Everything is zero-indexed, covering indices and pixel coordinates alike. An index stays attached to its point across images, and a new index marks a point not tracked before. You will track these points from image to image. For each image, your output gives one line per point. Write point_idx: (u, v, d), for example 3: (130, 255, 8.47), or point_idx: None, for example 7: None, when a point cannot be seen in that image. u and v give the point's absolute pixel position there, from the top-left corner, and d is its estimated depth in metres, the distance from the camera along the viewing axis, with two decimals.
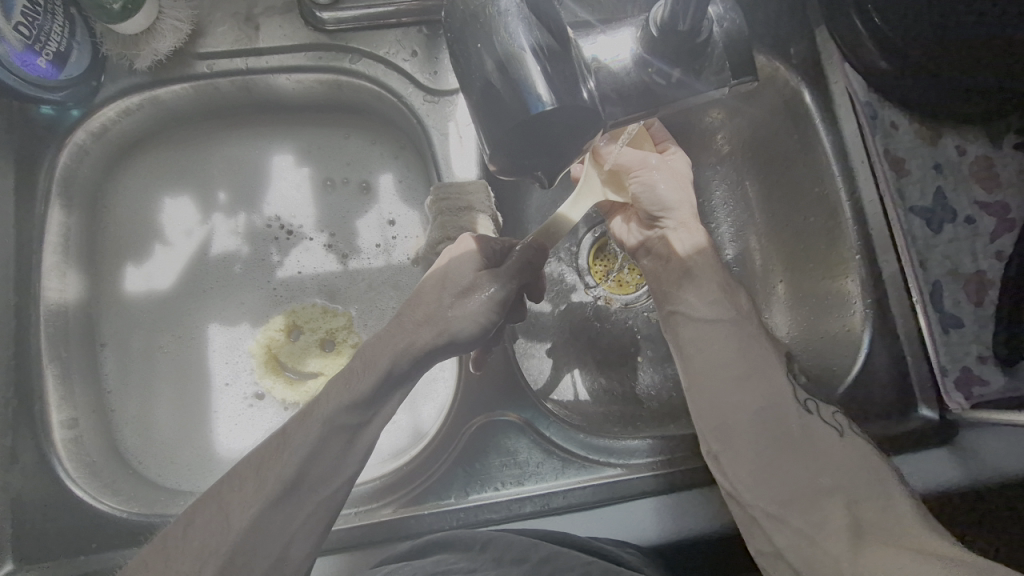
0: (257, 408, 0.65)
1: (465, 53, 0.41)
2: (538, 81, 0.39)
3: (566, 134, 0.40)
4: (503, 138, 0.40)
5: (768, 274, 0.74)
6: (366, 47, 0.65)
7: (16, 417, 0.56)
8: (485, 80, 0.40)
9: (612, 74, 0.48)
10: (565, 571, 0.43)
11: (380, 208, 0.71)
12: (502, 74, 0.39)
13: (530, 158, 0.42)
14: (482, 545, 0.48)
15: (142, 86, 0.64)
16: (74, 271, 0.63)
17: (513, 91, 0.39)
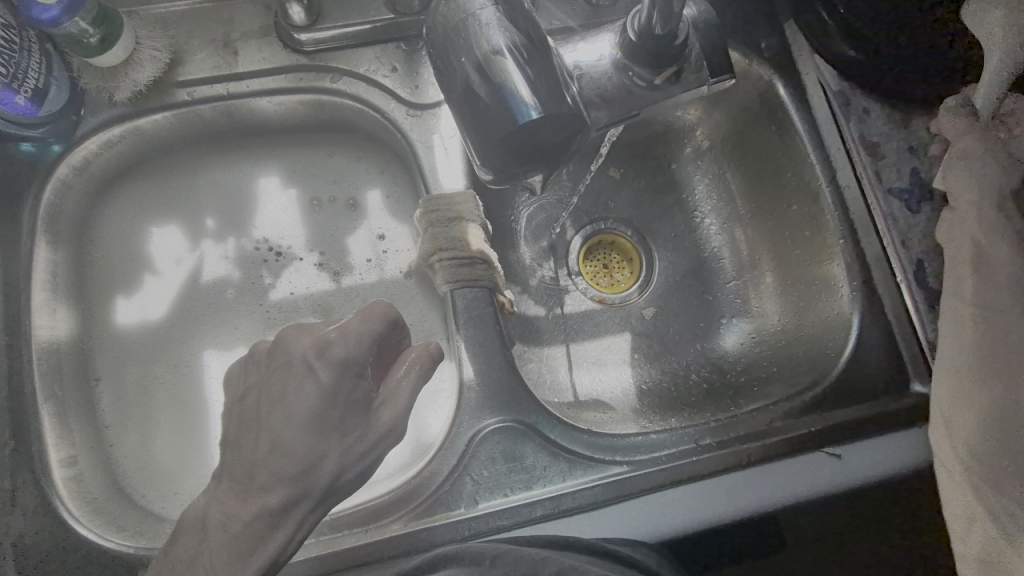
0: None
1: (448, 65, 0.42)
2: (522, 88, 0.40)
3: (555, 138, 0.41)
4: (493, 147, 0.41)
5: (756, 264, 0.78)
6: (346, 66, 0.66)
7: (13, 459, 0.55)
8: (471, 91, 0.41)
9: (593, 80, 0.50)
10: None
11: (369, 224, 0.71)
12: (486, 84, 0.40)
13: (520, 165, 0.42)
14: (492, 559, 0.48)
15: (124, 117, 0.63)
16: (65, 306, 0.62)
17: (498, 100, 0.40)
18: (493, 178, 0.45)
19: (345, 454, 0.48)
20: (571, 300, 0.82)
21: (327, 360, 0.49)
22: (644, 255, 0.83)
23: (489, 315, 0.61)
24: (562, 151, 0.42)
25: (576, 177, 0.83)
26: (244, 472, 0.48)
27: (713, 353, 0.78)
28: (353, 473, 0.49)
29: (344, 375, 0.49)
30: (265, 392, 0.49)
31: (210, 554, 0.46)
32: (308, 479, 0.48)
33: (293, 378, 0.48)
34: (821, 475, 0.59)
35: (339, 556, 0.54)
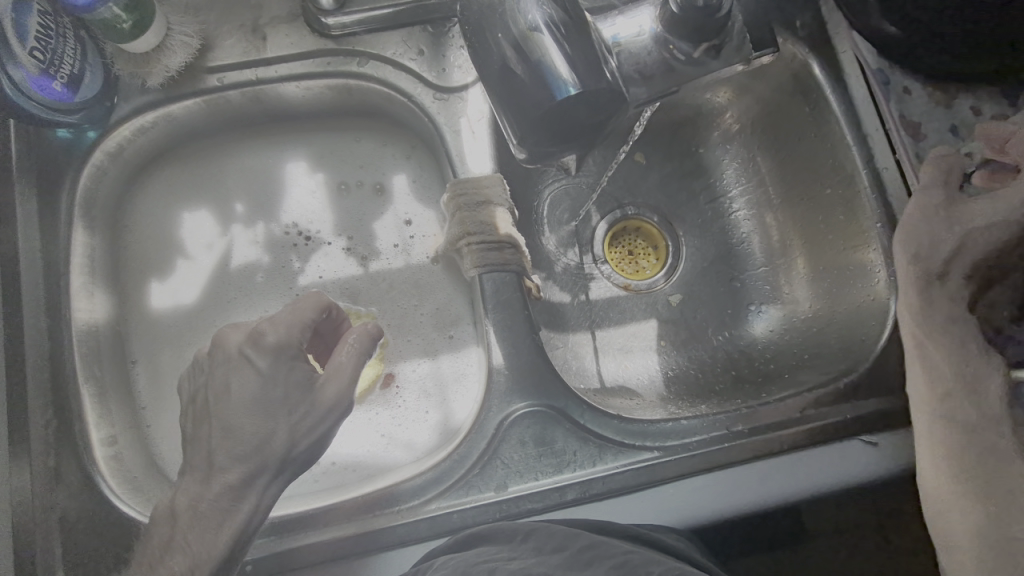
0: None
1: (483, 42, 0.41)
2: (560, 63, 0.39)
3: (592, 115, 0.41)
4: (529, 125, 0.41)
5: (787, 249, 0.77)
6: (372, 50, 0.66)
7: (54, 438, 0.56)
8: (507, 67, 0.40)
9: (633, 55, 0.49)
10: (607, 558, 0.44)
11: (396, 209, 0.72)
12: (522, 60, 0.40)
13: (556, 145, 0.42)
14: (526, 536, 0.49)
15: (156, 103, 0.64)
16: (101, 290, 0.63)
17: (536, 76, 0.39)
18: (528, 157, 0.44)
19: (293, 429, 0.50)
20: (597, 287, 0.82)
21: (261, 350, 0.51)
22: (670, 240, 0.84)
23: (517, 299, 0.61)
24: (602, 129, 0.41)
25: (602, 165, 0.83)
26: (224, 433, 0.50)
27: (738, 339, 0.78)
28: (302, 447, 0.51)
29: (280, 360, 0.51)
30: (211, 385, 0.52)
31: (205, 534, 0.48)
32: (265, 452, 0.50)
33: (233, 370, 0.51)
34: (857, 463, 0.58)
35: (371, 536, 0.55)
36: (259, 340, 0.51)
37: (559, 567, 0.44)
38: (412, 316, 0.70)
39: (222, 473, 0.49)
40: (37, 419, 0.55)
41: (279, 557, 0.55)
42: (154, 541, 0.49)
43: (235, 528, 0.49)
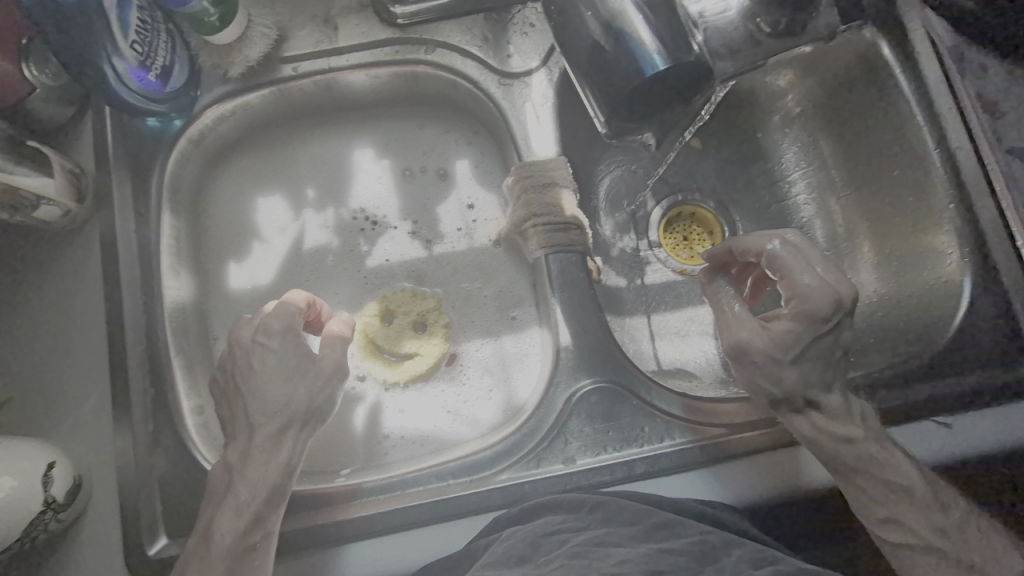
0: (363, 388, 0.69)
1: (568, 22, 0.43)
2: (648, 38, 0.41)
3: (678, 89, 0.42)
4: (615, 101, 0.42)
5: (852, 234, 0.76)
6: (438, 38, 0.67)
7: (151, 407, 0.60)
8: (594, 46, 0.42)
9: (718, 28, 0.54)
10: (684, 537, 0.47)
11: (458, 194, 0.73)
12: (609, 37, 0.42)
13: (639, 122, 0.44)
14: (591, 506, 0.51)
15: (235, 92, 0.67)
16: (186, 270, 0.67)
17: (624, 51, 0.41)
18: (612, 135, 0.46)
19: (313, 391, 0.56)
20: (653, 271, 0.83)
21: (273, 334, 0.57)
22: (726, 225, 0.83)
23: (583, 280, 0.62)
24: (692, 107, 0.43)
25: (660, 154, 0.84)
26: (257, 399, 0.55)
27: None
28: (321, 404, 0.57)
29: (290, 339, 0.57)
30: (237, 363, 0.57)
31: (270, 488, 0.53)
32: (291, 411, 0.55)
33: (253, 351, 0.57)
34: (923, 445, 0.58)
35: (445, 504, 0.57)
36: (267, 329, 0.57)
37: (630, 538, 0.47)
38: (475, 298, 0.71)
39: (260, 428, 0.55)
40: (137, 388, 0.59)
41: (354, 520, 0.57)
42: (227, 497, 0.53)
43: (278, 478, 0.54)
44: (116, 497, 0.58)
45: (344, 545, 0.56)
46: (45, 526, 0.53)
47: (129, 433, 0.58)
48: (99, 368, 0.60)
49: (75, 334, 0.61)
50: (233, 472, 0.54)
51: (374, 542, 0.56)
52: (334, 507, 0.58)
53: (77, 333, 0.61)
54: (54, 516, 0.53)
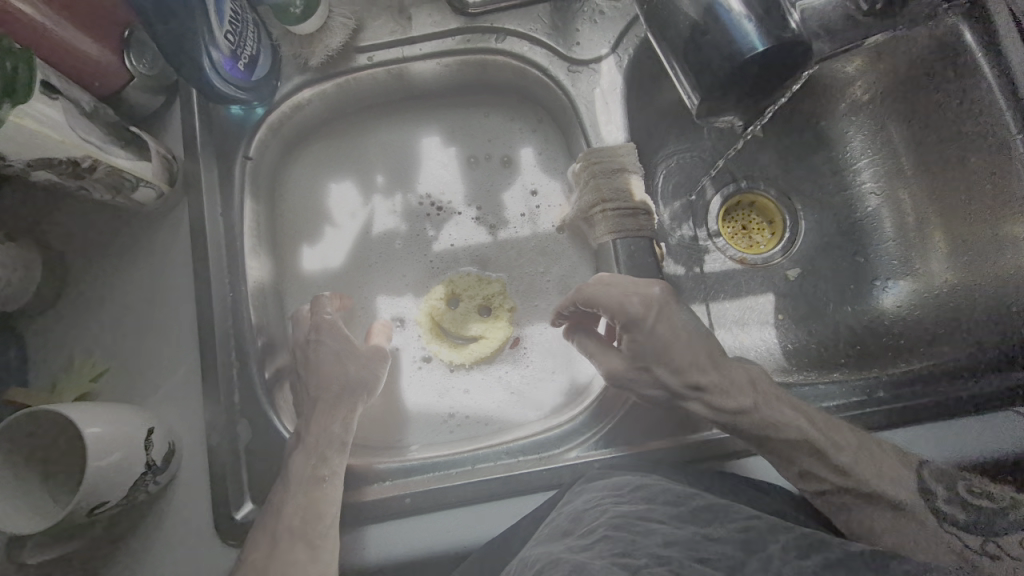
0: (428, 372, 0.71)
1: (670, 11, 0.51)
2: (746, 23, 0.48)
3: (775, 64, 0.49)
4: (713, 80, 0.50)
5: (924, 222, 0.74)
6: (509, 26, 0.69)
7: (236, 380, 0.62)
8: (698, 31, 0.50)
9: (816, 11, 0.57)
10: (729, 524, 0.48)
11: (522, 180, 0.75)
12: (711, 24, 0.49)
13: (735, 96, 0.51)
14: (637, 488, 0.53)
15: (313, 81, 0.69)
16: (264, 252, 0.70)
17: (724, 34, 0.48)
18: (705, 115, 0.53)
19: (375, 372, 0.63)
20: (712, 260, 0.83)
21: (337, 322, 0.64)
22: (788, 215, 0.84)
23: (651, 266, 0.63)
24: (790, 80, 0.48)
25: (727, 143, 0.84)
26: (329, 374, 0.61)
27: (864, 315, 0.78)
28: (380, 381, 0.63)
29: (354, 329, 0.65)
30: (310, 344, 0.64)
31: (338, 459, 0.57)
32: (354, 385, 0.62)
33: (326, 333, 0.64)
34: (968, 438, 0.60)
35: (516, 480, 0.59)
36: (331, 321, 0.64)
37: (674, 518, 0.49)
38: (539, 283, 0.73)
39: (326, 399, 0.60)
40: (223, 361, 0.62)
41: (427, 494, 0.58)
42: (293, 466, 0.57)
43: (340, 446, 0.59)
44: (205, 463, 0.61)
45: (415, 514, 0.58)
46: (143, 488, 0.56)
47: (216, 404, 0.61)
48: (188, 342, 0.63)
49: (167, 310, 0.64)
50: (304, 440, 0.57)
51: (433, 518, 0.58)
52: (396, 486, 0.60)
53: (169, 308, 0.64)
54: (152, 477, 0.57)
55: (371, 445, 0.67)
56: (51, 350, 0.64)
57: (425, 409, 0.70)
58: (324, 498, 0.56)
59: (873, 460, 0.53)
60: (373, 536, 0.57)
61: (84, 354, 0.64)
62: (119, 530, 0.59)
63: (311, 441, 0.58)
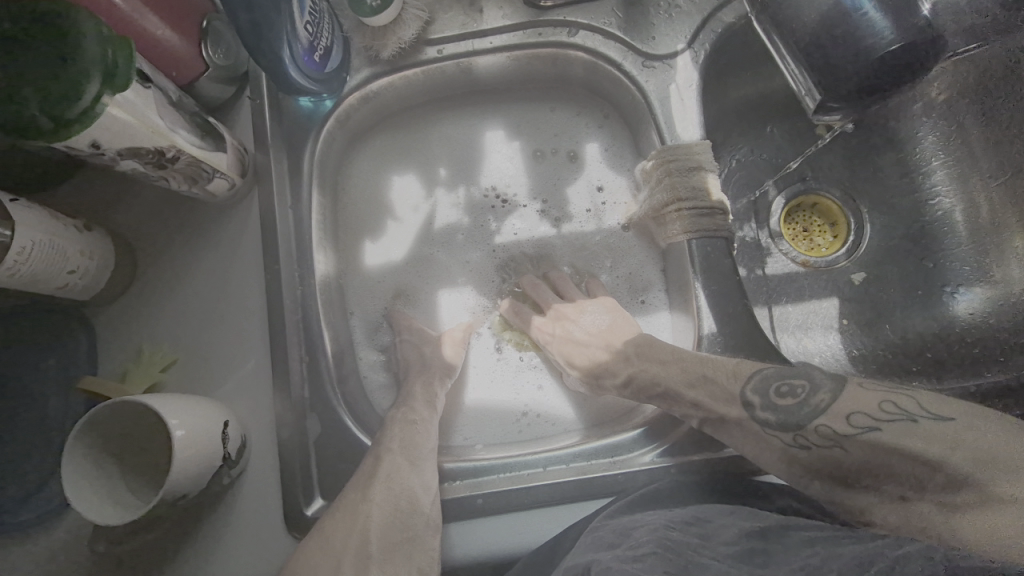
0: (503, 365, 0.70)
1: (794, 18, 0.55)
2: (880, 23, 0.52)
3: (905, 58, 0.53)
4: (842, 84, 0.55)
5: (999, 227, 0.71)
6: (583, 20, 0.67)
7: (306, 374, 0.62)
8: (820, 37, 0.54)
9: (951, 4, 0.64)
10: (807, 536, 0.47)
11: (588, 175, 0.73)
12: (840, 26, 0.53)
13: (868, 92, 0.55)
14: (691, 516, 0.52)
15: (382, 74, 0.68)
16: (329, 244, 0.69)
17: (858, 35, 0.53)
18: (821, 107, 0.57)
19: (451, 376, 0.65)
20: (773, 262, 0.81)
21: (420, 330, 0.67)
22: (852, 218, 0.82)
23: (729, 268, 0.62)
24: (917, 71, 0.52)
25: (797, 148, 0.82)
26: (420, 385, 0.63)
27: (933, 322, 0.75)
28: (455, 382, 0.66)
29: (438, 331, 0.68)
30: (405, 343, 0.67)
31: (414, 461, 0.57)
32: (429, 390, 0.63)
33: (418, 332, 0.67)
34: None
35: (589, 482, 0.58)
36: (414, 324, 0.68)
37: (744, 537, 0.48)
38: (603, 280, 0.72)
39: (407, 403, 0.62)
40: (293, 355, 0.62)
41: (499, 494, 0.58)
42: (391, 435, 0.58)
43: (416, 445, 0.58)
44: (274, 457, 0.60)
45: (489, 515, 0.57)
46: (220, 479, 0.57)
47: (286, 398, 0.61)
48: (257, 334, 0.63)
49: (236, 302, 0.63)
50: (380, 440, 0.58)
51: (507, 520, 0.57)
52: (466, 486, 0.59)
53: (238, 301, 0.63)
54: (228, 470, 0.57)
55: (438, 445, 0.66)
56: (120, 339, 0.63)
57: (488, 407, 0.68)
58: (408, 495, 0.55)
59: (714, 393, 0.55)
60: (446, 534, 0.57)
61: (153, 345, 0.63)
62: (187, 524, 0.59)
63: (398, 431, 0.59)
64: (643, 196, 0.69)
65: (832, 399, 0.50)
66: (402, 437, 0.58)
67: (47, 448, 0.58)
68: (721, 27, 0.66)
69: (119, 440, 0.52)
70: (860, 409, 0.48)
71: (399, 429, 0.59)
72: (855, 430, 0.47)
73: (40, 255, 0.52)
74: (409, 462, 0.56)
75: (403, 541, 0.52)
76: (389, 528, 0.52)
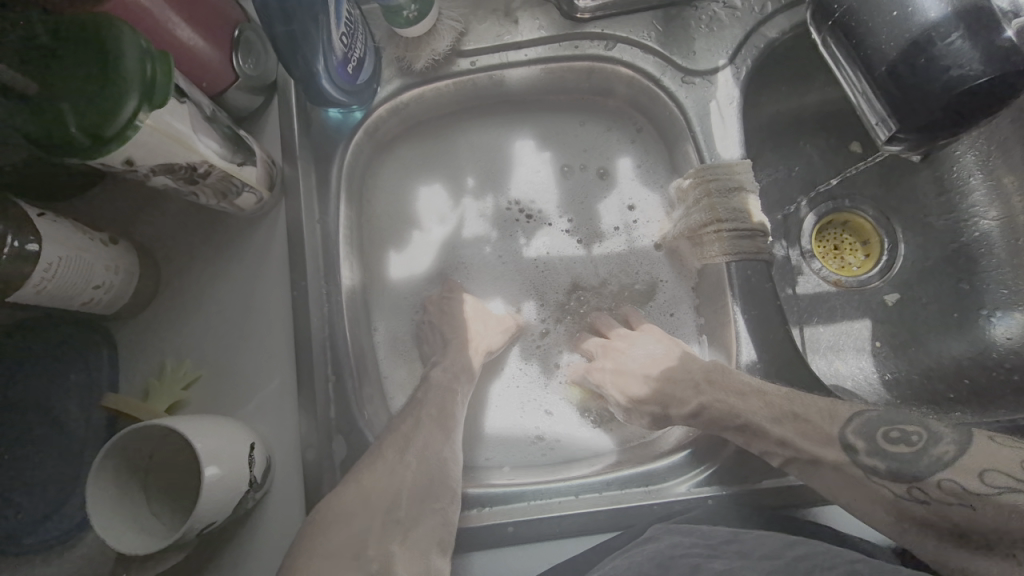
0: (529, 402, 0.68)
1: (864, 46, 0.49)
2: (964, 54, 0.46)
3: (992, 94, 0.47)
4: (920, 118, 0.49)
5: None
6: (620, 32, 0.65)
7: (333, 393, 0.61)
8: (892, 67, 0.48)
9: None
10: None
11: (619, 194, 0.72)
12: (915, 58, 0.47)
13: (946, 128, 0.49)
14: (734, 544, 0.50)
15: (413, 85, 0.67)
16: (355, 259, 0.68)
17: (936, 70, 0.47)
18: (894, 138, 0.51)
19: None
20: (804, 282, 0.78)
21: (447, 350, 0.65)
22: (886, 237, 0.78)
23: (769, 292, 0.60)
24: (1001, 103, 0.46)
25: (834, 167, 0.79)
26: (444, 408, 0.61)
27: (971, 348, 0.72)
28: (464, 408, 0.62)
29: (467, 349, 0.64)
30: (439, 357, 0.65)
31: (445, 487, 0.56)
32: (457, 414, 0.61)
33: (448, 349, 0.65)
34: None
35: (623, 512, 0.56)
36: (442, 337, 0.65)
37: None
38: (634, 299, 0.70)
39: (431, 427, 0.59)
40: (319, 374, 0.60)
41: (531, 523, 0.56)
42: (427, 399, 0.61)
43: (445, 470, 0.57)
44: (300, 479, 0.59)
45: (519, 544, 0.56)
46: (246, 502, 0.55)
47: (312, 418, 0.59)
48: (283, 352, 0.61)
49: (261, 318, 0.62)
50: (400, 465, 0.56)
51: (540, 549, 0.56)
52: (495, 513, 0.58)
53: (264, 317, 0.62)
54: (253, 493, 0.56)
55: None
56: (142, 355, 0.62)
57: (510, 435, 0.67)
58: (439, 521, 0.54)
59: (764, 439, 0.54)
60: (477, 561, 0.56)
61: (175, 361, 0.61)
62: (208, 547, 0.57)
63: (424, 454, 0.57)
64: (677, 215, 0.67)
65: (957, 452, 0.47)
66: (431, 462, 0.57)
67: (67, 467, 0.57)
68: (764, 43, 0.64)
69: (144, 463, 0.50)
70: (995, 466, 0.45)
71: (438, 400, 0.61)
72: (986, 488, 0.44)
73: (66, 271, 0.50)
74: (443, 430, 0.59)
75: (428, 508, 0.54)
76: (432, 494, 0.55)
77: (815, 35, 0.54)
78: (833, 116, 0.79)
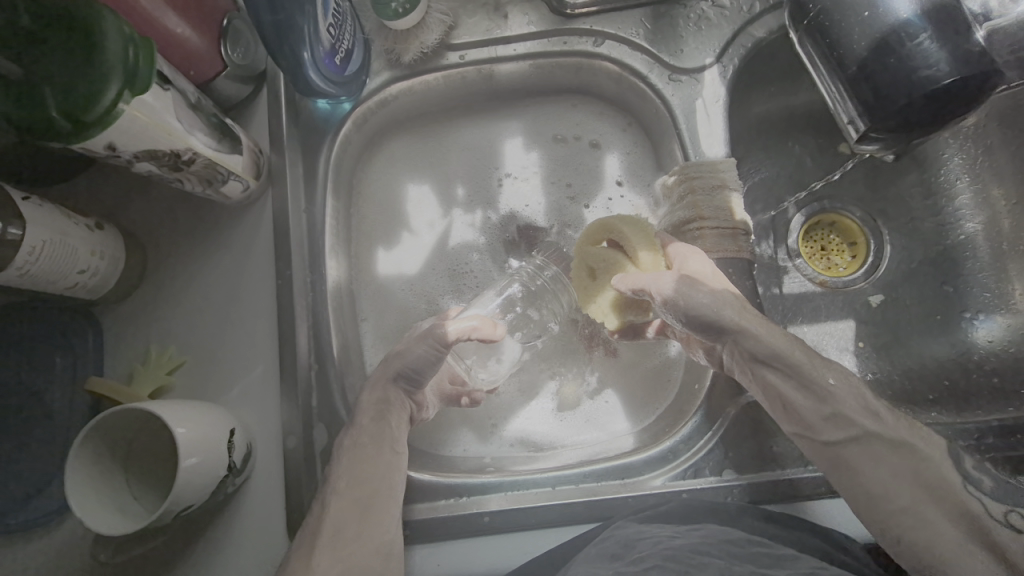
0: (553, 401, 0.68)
1: (837, 46, 0.50)
2: (930, 55, 0.46)
3: (966, 96, 0.47)
4: (890, 118, 0.49)
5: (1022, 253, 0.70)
6: (609, 29, 0.66)
7: (315, 382, 0.61)
8: (862, 67, 0.49)
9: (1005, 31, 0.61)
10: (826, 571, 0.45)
11: (606, 193, 0.72)
12: (882, 58, 0.48)
13: (918, 130, 0.50)
14: (704, 537, 0.51)
15: (401, 77, 0.67)
16: (342, 252, 0.68)
17: (903, 70, 0.47)
18: (866, 138, 0.52)
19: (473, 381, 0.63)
20: (790, 281, 0.78)
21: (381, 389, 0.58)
22: (872, 238, 0.78)
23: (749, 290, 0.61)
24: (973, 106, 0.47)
25: (823, 167, 0.80)
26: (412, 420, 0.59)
27: (953, 350, 0.72)
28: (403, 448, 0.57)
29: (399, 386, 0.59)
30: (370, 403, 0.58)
31: None
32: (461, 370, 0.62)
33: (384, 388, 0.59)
34: None
35: (599, 504, 0.57)
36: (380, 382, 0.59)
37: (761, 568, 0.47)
38: None
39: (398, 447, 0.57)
40: (302, 362, 0.61)
41: (507, 513, 0.57)
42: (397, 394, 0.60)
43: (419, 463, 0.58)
44: (279, 466, 0.59)
45: (494, 534, 0.56)
46: (225, 487, 0.56)
47: (294, 405, 0.60)
48: (266, 340, 0.62)
49: (245, 305, 0.62)
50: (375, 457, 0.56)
51: (514, 539, 0.56)
52: (472, 503, 0.58)
53: (249, 305, 0.62)
54: (233, 478, 0.56)
55: (434, 455, 0.65)
56: (128, 340, 0.62)
57: (480, 428, 0.68)
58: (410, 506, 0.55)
59: None
60: (450, 549, 0.56)
61: (161, 347, 0.62)
62: (188, 532, 0.58)
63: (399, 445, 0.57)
64: (664, 212, 0.67)
65: None
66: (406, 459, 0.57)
67: (49, 450, 0.57)
68: (751, 42, 0.65)
69: (123, 445, 0.51)
70: None
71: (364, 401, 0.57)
72: None
73: (52, 255, 0.51)
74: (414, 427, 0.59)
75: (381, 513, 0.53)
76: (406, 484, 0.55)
77: (794, 35, 0.54)
78: (822, 117, 0.79)
